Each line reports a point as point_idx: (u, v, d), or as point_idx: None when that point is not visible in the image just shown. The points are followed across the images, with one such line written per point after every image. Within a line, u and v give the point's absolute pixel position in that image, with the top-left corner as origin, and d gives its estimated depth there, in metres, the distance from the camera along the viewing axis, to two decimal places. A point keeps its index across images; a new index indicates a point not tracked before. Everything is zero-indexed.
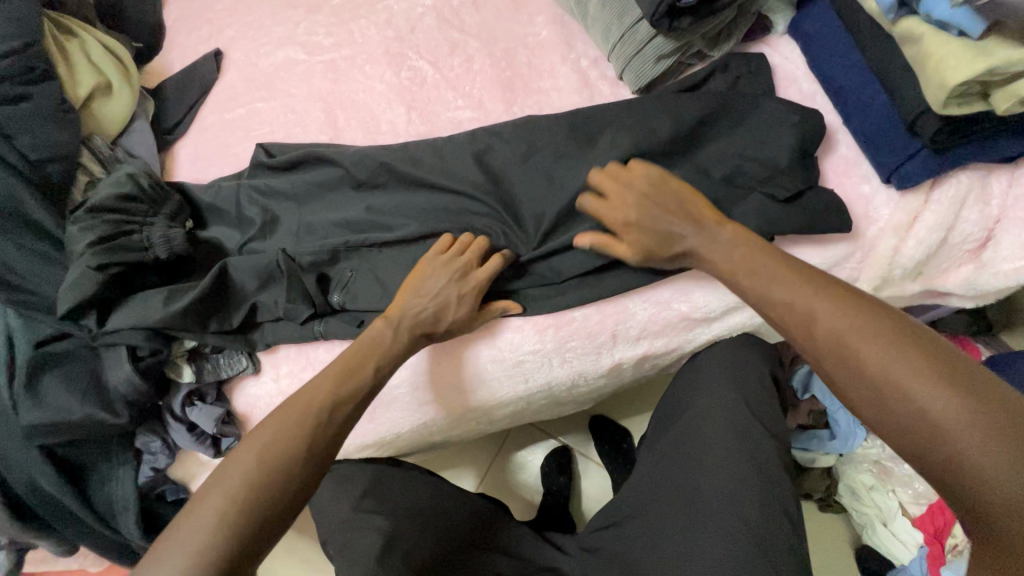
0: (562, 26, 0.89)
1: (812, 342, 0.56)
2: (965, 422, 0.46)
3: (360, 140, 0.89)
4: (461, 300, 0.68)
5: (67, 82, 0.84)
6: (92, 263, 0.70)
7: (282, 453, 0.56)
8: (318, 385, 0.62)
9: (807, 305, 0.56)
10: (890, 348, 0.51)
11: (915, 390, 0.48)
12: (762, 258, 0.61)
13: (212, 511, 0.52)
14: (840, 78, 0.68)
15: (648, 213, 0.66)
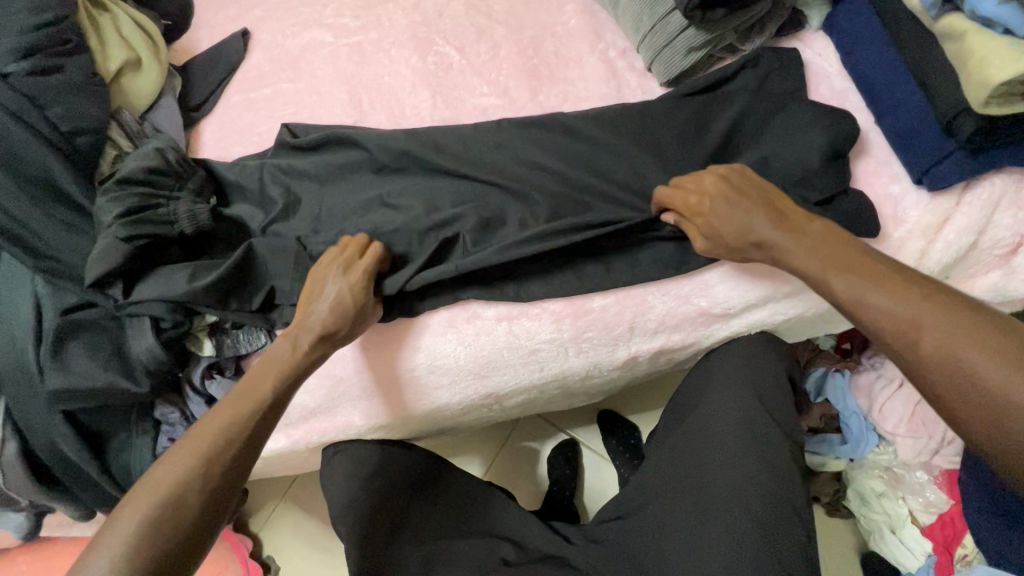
0: (591, 16, 0.88)
1: (916, 354, 0.51)
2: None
3: (384, 123, 0.89)
4: (350, 291, 0.68)
5: (98, 55, 0.85)
6: (120, 234, 0.71)
7: (175, 485, 0.55)
8: (219, 410, 0.61)
9: (909, 312, 0.52)
10: (1005, 361, 0.47)
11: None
12: (858, 256, 0.56)
13: (105, 557, 0.51)
14: (875, 76, 0.67)
15: (728, 200, 0.64)
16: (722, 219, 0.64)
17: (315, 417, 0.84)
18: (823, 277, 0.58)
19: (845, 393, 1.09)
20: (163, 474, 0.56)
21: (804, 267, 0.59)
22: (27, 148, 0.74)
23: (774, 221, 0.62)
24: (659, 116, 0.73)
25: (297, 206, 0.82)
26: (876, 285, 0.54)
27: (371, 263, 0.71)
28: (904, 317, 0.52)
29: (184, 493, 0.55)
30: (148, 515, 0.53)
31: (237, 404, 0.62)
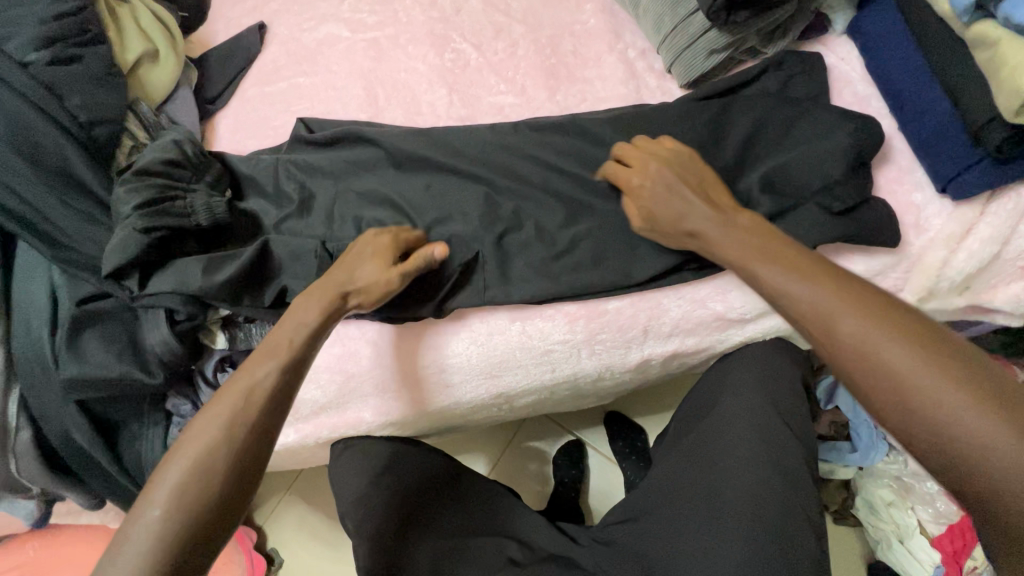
0: (610, 16, 0.87)
1: (830, 341, 0.48)
2: (1007, 444, 0.40)
3: (400, 120, 0.89)
4: (375, 255, 0.68)
5: (116, 46, 0.85)
6: (139, 226, 0.71)
7: (199, 452, 0.51)
8: (239, 373, 0.56)
9: (822, 302, 0.50)
10: (913, 351, 0.45)
11: (947, 406, 0.42)
12: (778, 247, 0.56)
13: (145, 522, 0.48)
14: (899, 82, 0.66)
15: (665, 182, 0.65)
16: (663, 204, 0.65)
17: (326, 412, 0.84)
18: (743, 266, 0.57)
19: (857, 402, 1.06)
20: (188, 441, 0.52)
21: (732, 257, 0.59)
22: (45, 136, 0.74)
23: (709, 210, 0.62)
24: (679, 118, 0.72)
25: (311, 201, 0.82)
26: (795, 275, 0.52)
27: (397, 236, 0.71)
28: (819, 307, 0.50)
29: (212, 458, 0.51)
30: (178, 483, 0.50)
31: (255, 365, 0.57)
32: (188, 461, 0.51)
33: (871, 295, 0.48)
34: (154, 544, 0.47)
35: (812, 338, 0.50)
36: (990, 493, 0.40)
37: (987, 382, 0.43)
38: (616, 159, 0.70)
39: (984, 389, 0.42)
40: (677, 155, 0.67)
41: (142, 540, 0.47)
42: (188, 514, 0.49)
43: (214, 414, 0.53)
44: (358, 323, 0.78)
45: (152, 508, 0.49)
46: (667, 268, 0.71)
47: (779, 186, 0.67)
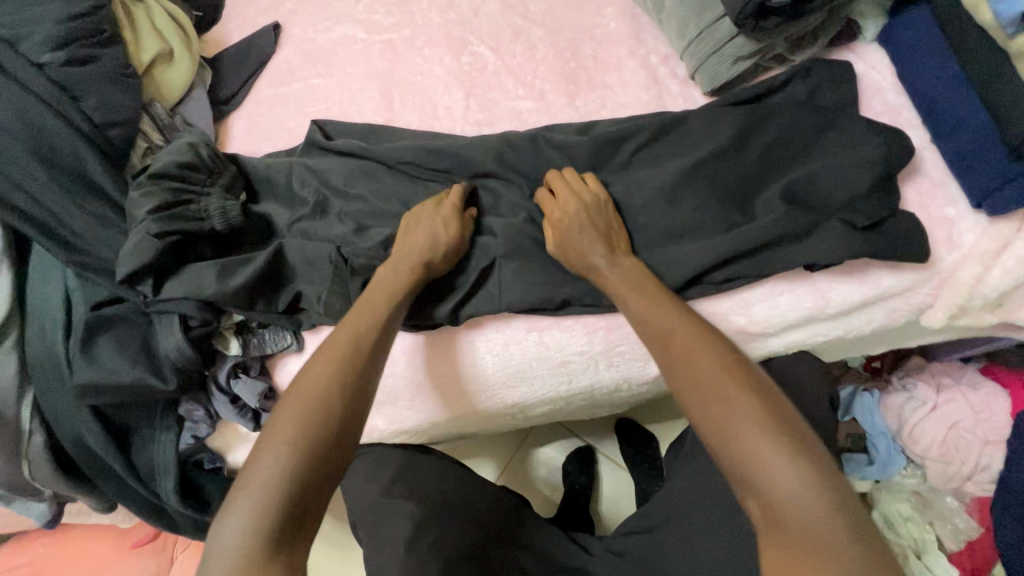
0: (632, 19, 0.86)
1: (670, 354, 0.58)
2: (784, 468, 0.47)
3: (416, 124, 0.87)
4: (446, 226, 0.71)
5: (132, 46, 0.84)
6: (153, 229, 0.70)
7: (318, 390, 0.57)
8: (340, 330, 0.63)
9: (673, 336, 0.59)
10: (720, 366, 0.55)
11: (744, 433, 0.50)
12: (649, 283, 0.64)
13: (273, 459, 0.52)
14: (934, 91, 0.64)
15: (579, 219, 0.67)
16: (568, 242, 0.67)
17: None
18: (620, 295, 0.64)
19: (874, 413, 1.05)
20: (305, 381, 0.57)
21: (613, 285, 0.65)
22: (61, 138, 0.73)
23: (607, 250, 0.66)
24: (703, 126, 0.71)
25: (326, 206, 0.81)
26: (658, 311, 0.61)
27: (456, 201, 0.73)
28: (669, 340, 0.59)
29: (331, 396, 0.56)
30: (302, 416, 0.55)
31: (354, 325, 0.63)
32: (309, 398, 0.56)
33: (710, 338, 0.58)
34: (286, 467, 0.51)
35: (662, 366, 0.59)
36: (768, 511, 0.47)
37: (783, 421, 0.50)
38: (544, 193, 0.71)
39: (779, 425, 0.50)
40: (594, 196, 0.69)
41: (273, 464, 0.51)
42: (311, 441, 0.53)
43: (322, 361, 0.59)
44: None
45: (280, 444, 0.53)
46: (695, 279, 0.67)
47: (805, 198, 0.65)
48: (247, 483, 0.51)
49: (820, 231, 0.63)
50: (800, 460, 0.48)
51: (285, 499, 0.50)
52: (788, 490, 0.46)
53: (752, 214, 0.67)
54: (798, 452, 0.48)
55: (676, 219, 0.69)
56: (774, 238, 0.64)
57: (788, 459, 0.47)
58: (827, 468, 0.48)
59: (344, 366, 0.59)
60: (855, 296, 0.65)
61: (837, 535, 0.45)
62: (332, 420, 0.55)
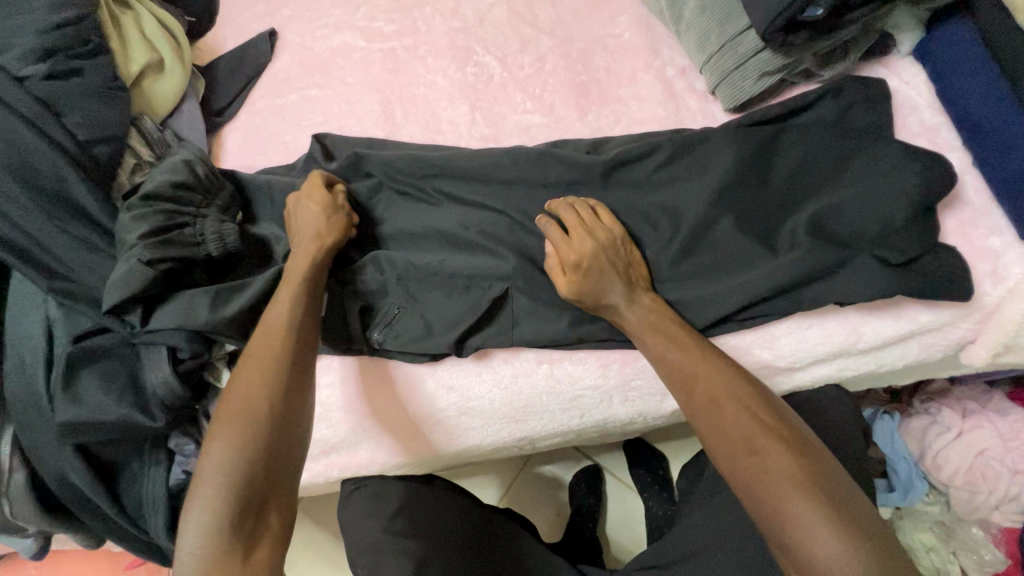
0: (646, 29, 0.81)
1: (689, 395, 0.56)
2: (810, 515, 0.47)
3: (419, 138, 0.83)
4: (311, 198, 0.70)
5: (119, 57, 0.80)
6: (143, 257, 0.66)
7: (254, 394, 0.56)
8: (262, 331, 0.61)
9: (695, 380, 0.56)
10: (742, 407, 0.54)
11: (780, 491, 0.49)
12: (672, 324, 0.61)
13: (212, 477, 0.52)
14: (976, 112, 0.60)
15: (597, 261, 0.62)
16: (585, 287, 0.63)
17: (336, 451, 0.77)
18: (640, 336, 0.61)
19: (895, 437, 1.01)
20: (240, 381, 0.57)
21: (631, 323, 0.62)
22: (43, 159, 0.69)
23: (626, 288, 0.62)
24: (727, 146, 0.66)
25: None
26: (678, 350, 0.58)
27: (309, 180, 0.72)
28: (689, 382, 0.57)
29: (266, 395, 0.56)
30: (237, 414, 0.55)
31: (273, 322, 0.62)
32: (245, 396, 0.56)
33: (735, 383, 0.56)
34: (230, 468, 0.52)
35: (686, 411, 0.57)
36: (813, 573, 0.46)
37: (821, 478, 0.49)
38: (552, 232, 0.65)
39: (816, 485, 0.49)
40: (614, 232, 0.65)
41: (214, 466, 0.52)
42: (252, 442, 0.53)
43: (260, 358, 0.59)
44: (372, 359, 0.73)
45: (212, 459, 0.52)
46: (723, 317, 0.63)
47: (833, 229, 0.61)
48: (198, 486, 0.52)
49: (848, 269, 0.59)
50: (842, 518, 0.47)
51: (230, 504, 0.50)
52: (832, 553, 0.45)
53: (776, 248, 0.63)
54: (838, 512, 0.47)
55: (695, 254, 0.65)
56: (804, 276, 0.60)
57: (829, 521, 0.46)
58: (853, 506, 0.48)
59: (279, 364, 0.58)
60: (891, 332, 0.61)
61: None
62: (258, 419, 0.54)
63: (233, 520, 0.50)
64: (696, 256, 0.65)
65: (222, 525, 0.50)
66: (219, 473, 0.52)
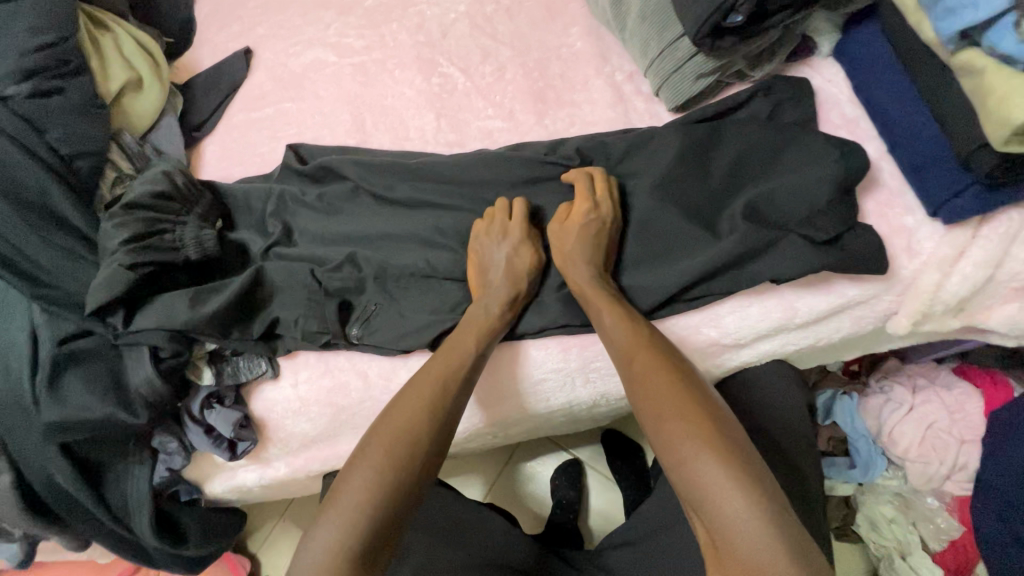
0: (597, 38, 0.87)
1: (628, 368, 0.62)
2: (719, 480, 0.52)
3: (388, 146, 0.88)
4: (519, 252, 0.71)
5: (99, 76, 0.84)
6: (124, 262, 0.70)
7: (411, 422, 0.62)
8: (432, 362, 0.67)
9: (636, 354, 0.62)
10: (669, 381, 0.59)
11: (693, 456, 0.54)
12: (614, 298, 0.66)
13: (360, 489, 0.57)
14: (885, 104, 0.66)
15: (598, 223, 0.68)
16: (570, 244, 0.69)
17: (316, 445, 0.82)
18: (594, 305, 0.66)
19: (854, 416, 1.05)
20: (391, 416, 0.63)
21: (580, 284, 0.68)
22: (26, 173, 0.73)
23: (592, 259, 0.68)
24: (671, 144, 0.71)
25: (299, 231, 0.82)
26: (626, 326, 0.64)
27: (524, 224, 0.73)
28: (631, 358, 0.62)
29: (418, 433, 0.61)
30: (387, 445, 0.60)
31: (442, 359, 0.66)
32: (397, 431, 0.61)
33: (674, 362, 0.61)
34: (377, 488, 0.57)
35: (625, 383, 0.63)
36: (717, 528, 0.51)
37: (734, 447, 0.54)
38: (583, 180, 0.71)
39: (729, 453, 0.53)
40: (608, 206, 0.69)
41: (362, 487, 0.57)
42: (405, 467, 0.59)
43: (413, 396, 0.64)
44: (347, 352, 0.77)
45: (365, 471, 0.58)
46: (672, 298, 0.68)
47: (767, 214, 0.67)
48: (343, 496, 0.57)
49: (777, 249, 0.65)
50: (748, 483, 0.51)
51: (369, 528, 0.56)
52: (733, 511, 0.50)
53: (718, 232, 0.68)
54: (746, 478, 0.52)
55: (643, 244, 0.71)
56: (740, 255, 0.65)
57: (735, 484, 0.51)
58: (761, 474, 0.52)
59: (437, 408, 0.63)
60: (822, 307, 0.67)
61: (776, 558, 0.47)
62: (417, 458, 0.60)
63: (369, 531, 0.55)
64: (646, 245, 0.71)
65: (357, 532, 0.55)
66: (365, 496, 0.57)
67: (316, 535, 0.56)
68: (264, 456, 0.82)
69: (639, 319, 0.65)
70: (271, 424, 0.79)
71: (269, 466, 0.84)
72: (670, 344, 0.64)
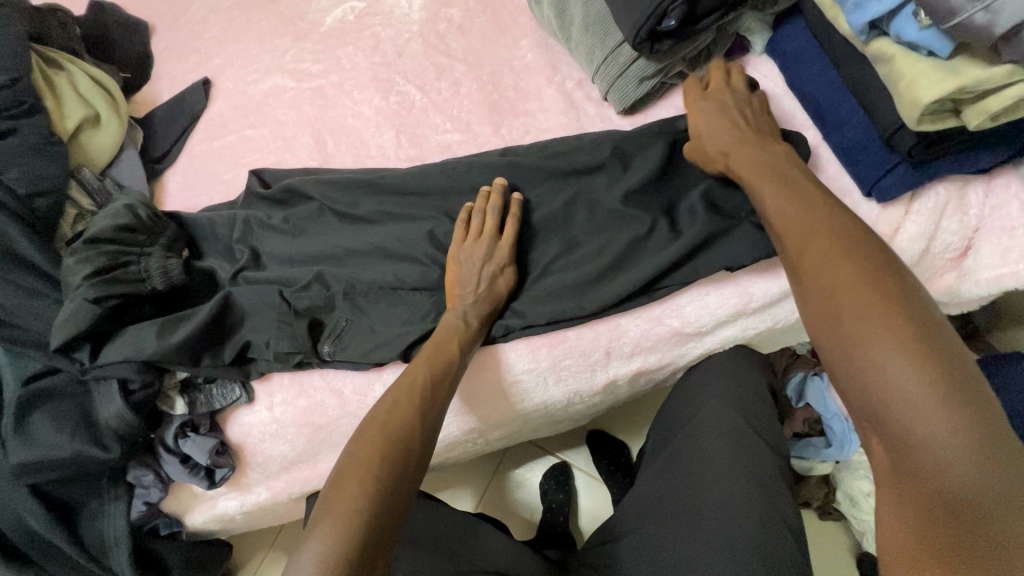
0: (546, 49, 0.90)
1: (799, 260, 0.55)
2: (911, 389, 0.45)
3: (351, 165, 0.90)
4: (502, 270, 0.72)
5: (54, 114, 0.84)
6: (89, 295, 0.70)
7: (400, 423, 0.62)
8: (414, 366, 0.67)
9: (809, 244, 0.55)
10: (855, 273, 0.51)
11: (880, 357, 0.47)
12: (769, 179, 0.62)
13: (355, 493, 0.55)
14: (816, 94, 0.70)
15: (726, 106, 0.69)
16: (711, 120, 0.68)
17: (296, 466, 0.82)
18: (756, 187, 0.62)
19: (825, 395, 1.01)
20: (377, 423, 0.62)
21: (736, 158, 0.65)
22: None
23: (736, 137, 0.66)
24: (621, 148, 0.75)
25: (268, 253, 0.82)
26: (801, 214, 0.57)
27: (511, 244, 0.73)
28: (802, 249, 0.55)
29: (409, 440, 0.61)
30: (380, 454, 0.59)
31: (423, 362, 0.67)
32: (388, 440, 0.60)
33: (865, 252, 0.52)
34: (368, 490, 0.56)
35: (794, 276, 0.56)
36: (902, 448, 0.45)
37: (939, 356, 0.45)
38: (717, 71, 0.72)
39: (930, 361, 0.45)
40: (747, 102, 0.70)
41: (356, 492, 0.55)
42: (395, 464, 0.59)
43: (397, 406, 0.63)
44: (322, 371, 0.78)
45: (354, 479, 0.57)
46: (632, 295, 0.72)
47: (720, 204, 0.71)
48: (333, 504, 0.55)
49: (732, 235, 0.69)
50: (953, 399, 0.44)
51: (369, 535, 0.54)
52: (933, 434, 0.43)
53: (676, 225, 0.72)
54: (947, 392, 0.44)
55: (605, 241, 0.73)
56: (698, 244, 0.70)
57: (932, 397, 0.44)
58: (968, 390, 0.44)
59: (427, 409, 0.64)
60: (774, 290, 0.72)
61: (983, 489, 0.41)
62: (411, 458, 0.60)
63: (363, 532, 0.53)
64: (603, 242, 0.73)
65: (352, 534, 0.53)
66: (364, 501, 0.55)
67: (306, 548, 0.53)
68: (243, 481, 0.81)
69: (813, 203, 0.57)
70: (249, 448, 0.79)
71: (250, 492, 0.83)
72: (864, 227, 0.54)
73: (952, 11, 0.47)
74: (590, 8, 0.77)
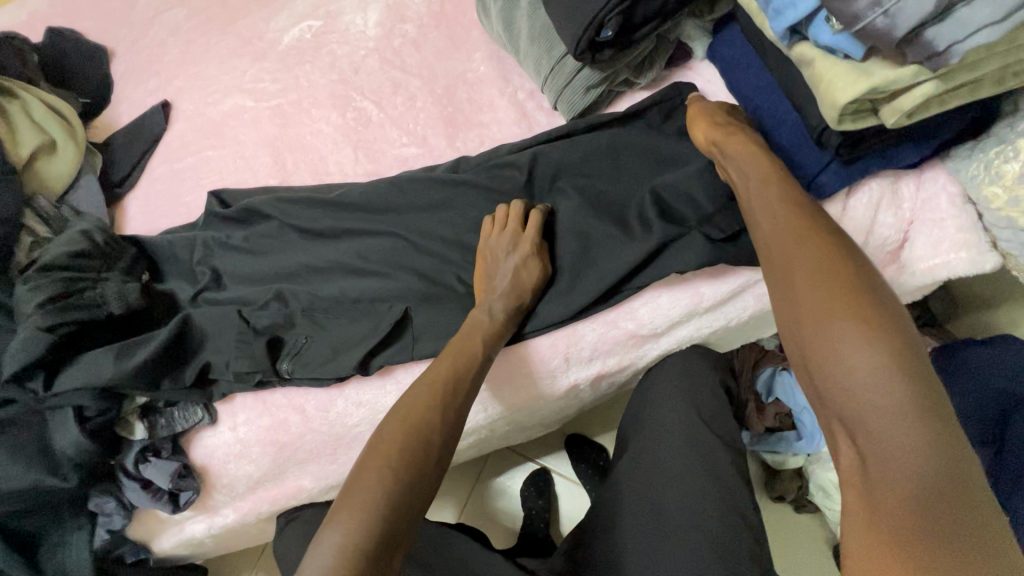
0: (499, 61, 0.92)
1: (772, 263, 0.55)
2: (880, 395, 0.45)
3: (309, 182, 0.91)
4: (526, 264, 0.71)
5: (7, 143, 0.85)
6: (42, 324, 0.70)
7: (423, 415, 0.62)
8: (438, 361, 0.67)
9: (786, 246, 0.54)
10: (827, 277, 0.51)
11: (851, 364, 0.47)
12: (766, 169, 0.61)
13: (376, 485, 0.57)
14: (755, 96, 0.72)
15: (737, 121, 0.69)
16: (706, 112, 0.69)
17: (263, 485, 0.81)
18: (758, 179, 0.60)
19: (795, 389, 1.01)
20: (398, 416, 0.62)
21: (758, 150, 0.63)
22: None
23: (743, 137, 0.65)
24: (571, 155, 0.76)
25: (230, 272, 0.83)
26: (785, 216, 0.56)
27: (536, 233, 0.72)
28: (785, 253, 0.54)
29: (430, 435, 0.61)
30: (401, 445, 0.59)
31: (445, 359, 0.67)
32: (410, 432, 0.61)
33: (842, 256, 0.52)
34: (388, 481, 0.57)
35: (769, 279, 0.56)
36: (869, 451, 0.44)
37: (907, 365, 0.45)
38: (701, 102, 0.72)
39: (900, 367, 0.45)
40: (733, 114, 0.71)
41: (377, 484, 0.56)
42: (411, 462, 0.59)
43: (415, 404, 0.63)
44: (285, 390, 0.78)
45: (382, 466, 0.58)
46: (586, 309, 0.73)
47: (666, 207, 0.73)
48: (350, 496, 0.56)
49: (678, 237, 0.70)
50: (920, 406, 0.44)
51: (381, 533, 0.54)
52: (899, 439, 0.43)
53: (629, 229, 0.72)
54: (912, 401, 0.44)
55: (557, 250, 0.75)
56: (651, 252, 0.71)
57: (898, 403, 0.44)
58: (933, 398, 0.44)
59: (450, 407, 0.64)
60: (724, 291, 0.74)
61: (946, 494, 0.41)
62: (434, 451, 0.61)
63: (380, 524, 0.55)
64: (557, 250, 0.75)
65: (368, 522, 0.54)
66: (381, 498, 0.56)
67: (325, 536, 0.54)
68: (209, 504, 0.80)
69: (794, 203, 0.57)
70: (214, 470, 0.78)
71: (217, 514, 0.82)
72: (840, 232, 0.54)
73: (856, 16, 0.49)
74: (535, 20, 0.79)
